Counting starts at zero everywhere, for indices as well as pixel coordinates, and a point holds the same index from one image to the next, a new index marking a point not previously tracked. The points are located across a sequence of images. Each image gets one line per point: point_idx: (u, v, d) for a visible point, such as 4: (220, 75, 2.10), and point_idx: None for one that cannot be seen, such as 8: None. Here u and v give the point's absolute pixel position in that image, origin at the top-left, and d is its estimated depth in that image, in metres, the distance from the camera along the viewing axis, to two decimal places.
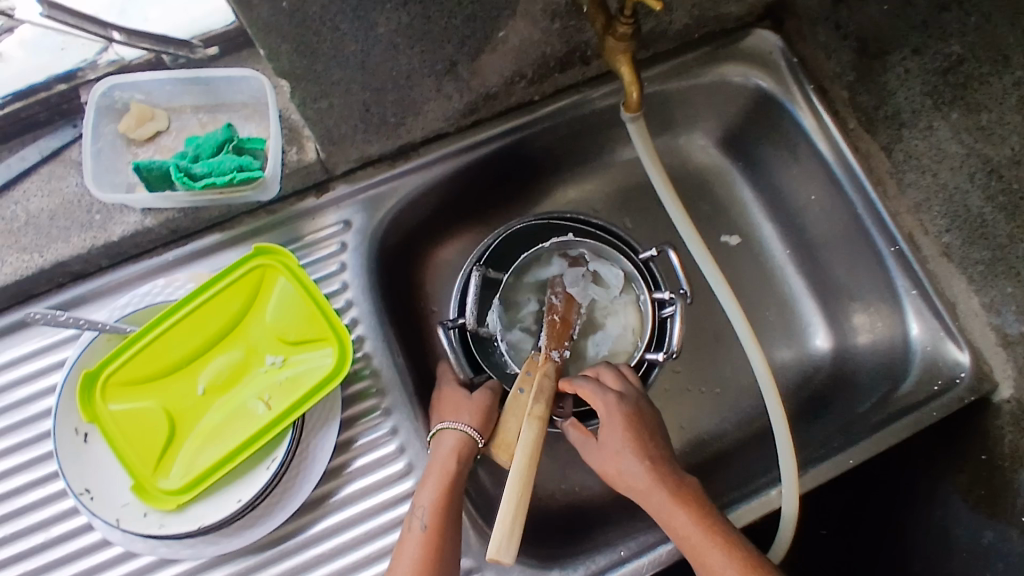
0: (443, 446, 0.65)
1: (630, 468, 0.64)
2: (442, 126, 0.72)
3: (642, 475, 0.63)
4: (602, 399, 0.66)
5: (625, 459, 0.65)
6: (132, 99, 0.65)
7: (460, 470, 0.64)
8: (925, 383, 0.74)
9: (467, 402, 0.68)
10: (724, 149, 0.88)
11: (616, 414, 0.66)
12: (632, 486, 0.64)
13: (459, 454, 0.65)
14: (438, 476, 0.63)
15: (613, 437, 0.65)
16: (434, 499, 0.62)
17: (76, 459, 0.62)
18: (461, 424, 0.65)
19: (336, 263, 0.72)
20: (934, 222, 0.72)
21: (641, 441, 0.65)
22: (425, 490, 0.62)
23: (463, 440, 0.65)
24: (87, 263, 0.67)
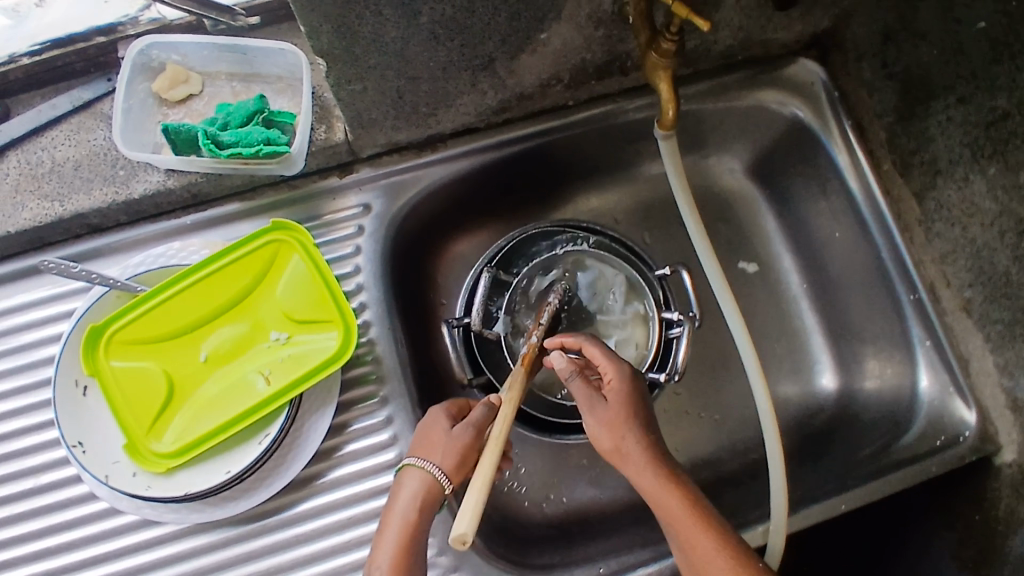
0: (407, 496, 0.57)
1: (629, 443, 0.60)
2: (472, 120, 0.72)
3: (642, 452, 0.59)
4: (618, 364, 0.64)
5: (625, 434, 0.60)
6: (169, 60, 0.66)
7: (422, 523, 0.56)
8: (928, 437, 0.72)
9: (444, 438, 0.59)
10: (752, 176, 0.87)
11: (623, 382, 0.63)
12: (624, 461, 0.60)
13: (422, 501, 0.57)
14: (399, 532, 0.55)
15: (606, 411, 0.61)
16: (397, 561, 0.54)
17: (72, 410, 0.62)
18: (429, 464, 0.58)
19: (351, 246, 0.72)
20: (958, 275, 0.71)
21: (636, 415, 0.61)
22: (386, 551, 0.55)
23: (427, 484, 0.57)
24: (106, 218, 0.67)
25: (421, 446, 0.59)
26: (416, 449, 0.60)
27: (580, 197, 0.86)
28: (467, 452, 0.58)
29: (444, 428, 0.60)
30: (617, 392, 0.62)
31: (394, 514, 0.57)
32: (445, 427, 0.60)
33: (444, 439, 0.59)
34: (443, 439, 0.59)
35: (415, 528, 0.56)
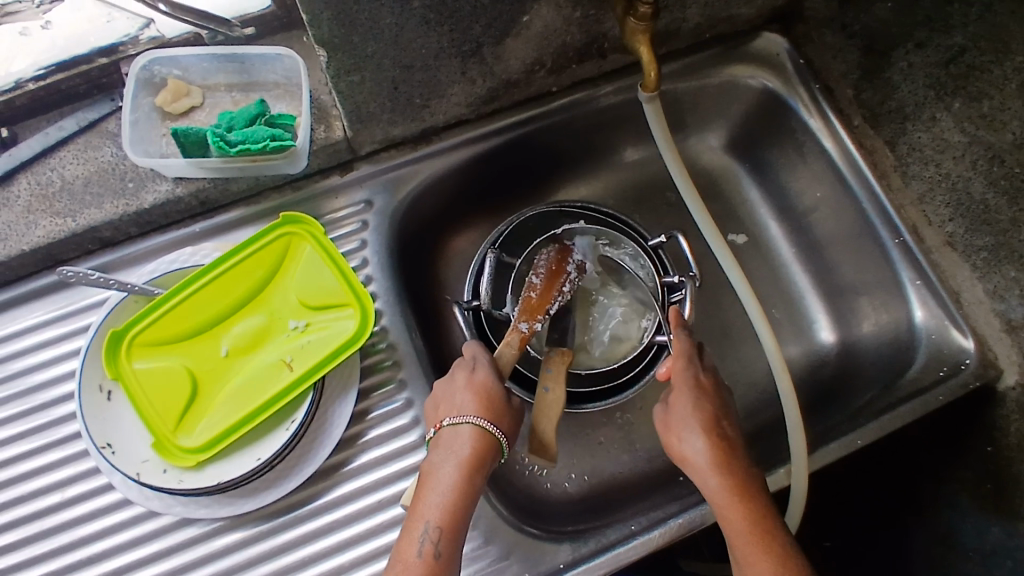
0: (465, 453, 0.59)
1: (709, 481, 0.61)
2: (464, 112, 0.75)
3: (721, 492, 0.60)
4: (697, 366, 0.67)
5: (705, 464, 0.61)
6: (170, 74, 0.69)
7: (475, 485, 0.58)
8: (931, 369, 0.75)
9: (505, 407, 0.63)
10: (730, 151, 0.91)
11: (698, 386, 0.65)
12: (704, 484, 0.61)
13: (479, 463, 0.59)
14: (453, 492, 0.57)
15: (698, 438, 0.63)
16: (447, 519, 0.56)
17: (97, 414, 0.64)
18: (491, 426, 0.60)
19: (356, 241, 0.75)
20: (937, 212, 0.75)
21: (718, 431, 0.63)
22: (438, 507, 0.56)
23: (490, 445, 0.60)
24: (118, 230, 0.69)
25: (484, 408, 0.61)
26: (478, 408, 0.61)
27: (570, 185, 0.90)
28: (519, 418, 0.64)
29: (501, 396, 0.63)
30: (690, 396, 0.65)
31: (450, 467, 0.58)
32: (502, 392, 0.63)
33: (506, 407, 0.63)
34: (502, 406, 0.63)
35: (472, 490, 0.58)
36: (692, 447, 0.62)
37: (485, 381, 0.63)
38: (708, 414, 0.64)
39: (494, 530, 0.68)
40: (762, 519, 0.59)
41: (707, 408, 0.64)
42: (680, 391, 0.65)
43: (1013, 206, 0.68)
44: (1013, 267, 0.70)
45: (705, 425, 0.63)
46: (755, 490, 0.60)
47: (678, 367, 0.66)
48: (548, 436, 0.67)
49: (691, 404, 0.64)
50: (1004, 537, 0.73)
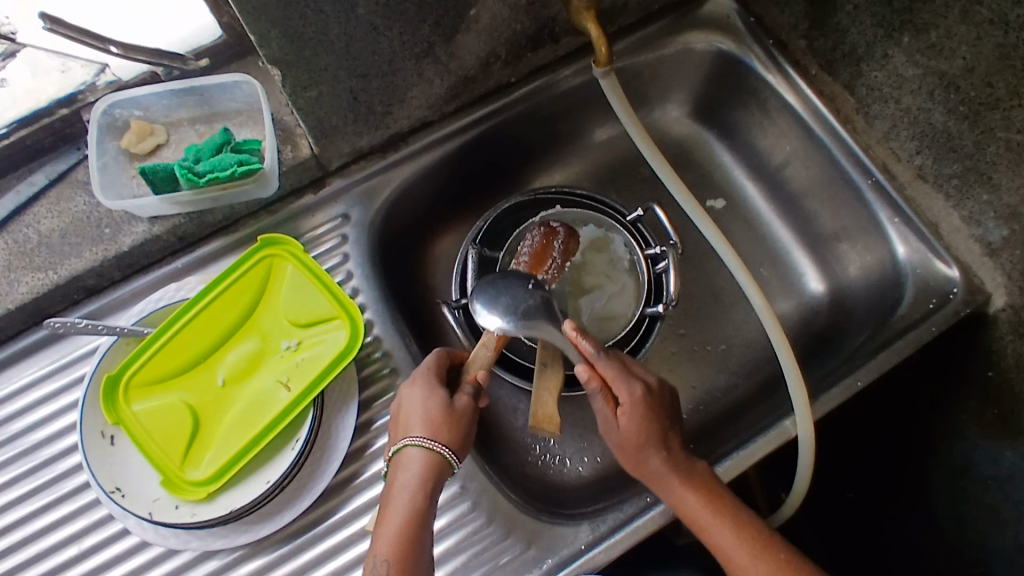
0: (410, 479, 0.59)
1: (672, 488, 0.63)
2: (427, 114, 0.75)
3: (680, 498, 0.63)
4: (626, 389, 0.65)
5: (666, 476, 0.63)
6: (132, 116, 0.69)
7: (426, 510, 0.58)
8: (921, 302, 0.75)
9: (445, 415, 0.61)
10: (696, 118, 0.92)
11: (643, 406, 0.65)
12: (663, 490, 0.64)
13: (426, 486, 0.59)
14: (401, 519, 0.57)
15: (654, 455, 0.64)
16: (397, 549, 0.56)
17: (102, 460, 0.64)
18: (431, 442, 0.60)
19: (338, 256, 0.75)
20: (904, 147, 0.76)
21: (664, 442, 0.65)
22: (386, 539, 0.56)
23: (436, 465, 0.60)
24: (100, 277, 0.70)
25: (427, 427, 0.60)
26: (421, 427, 0.60)
27: (543, 173, 0.90)
28: (470, 423, 0.63)
29: (444, 407, 0.61)
30: (642, 417, 0.65)
31: (398, 497, 0.58)
32: (445, 403, 0.62)
33: (450, 415, 0.61)
34: (448, 418, 0.61)
35: (420, 514, 0.57)
36: (651, 463, 0.64)
37: (424, 397, 0.62)
38: (655, 428, 0.65)
39: (513, 522, 0.68)
40: (719, 502, 0.62)
41: (652, 427, 0.65)
42: (632, 416, 0.64)
43: (974, 129, 0.67)
44: (985, 190, 0.70)
45: (657, 438, 0.65)
46: (705, 481, 0.64)
47: (620, 390, 0.65)
48: (549, 410, 0.68)
49: (640, 428, 0.65)
50: (1019, 459, 0.73)
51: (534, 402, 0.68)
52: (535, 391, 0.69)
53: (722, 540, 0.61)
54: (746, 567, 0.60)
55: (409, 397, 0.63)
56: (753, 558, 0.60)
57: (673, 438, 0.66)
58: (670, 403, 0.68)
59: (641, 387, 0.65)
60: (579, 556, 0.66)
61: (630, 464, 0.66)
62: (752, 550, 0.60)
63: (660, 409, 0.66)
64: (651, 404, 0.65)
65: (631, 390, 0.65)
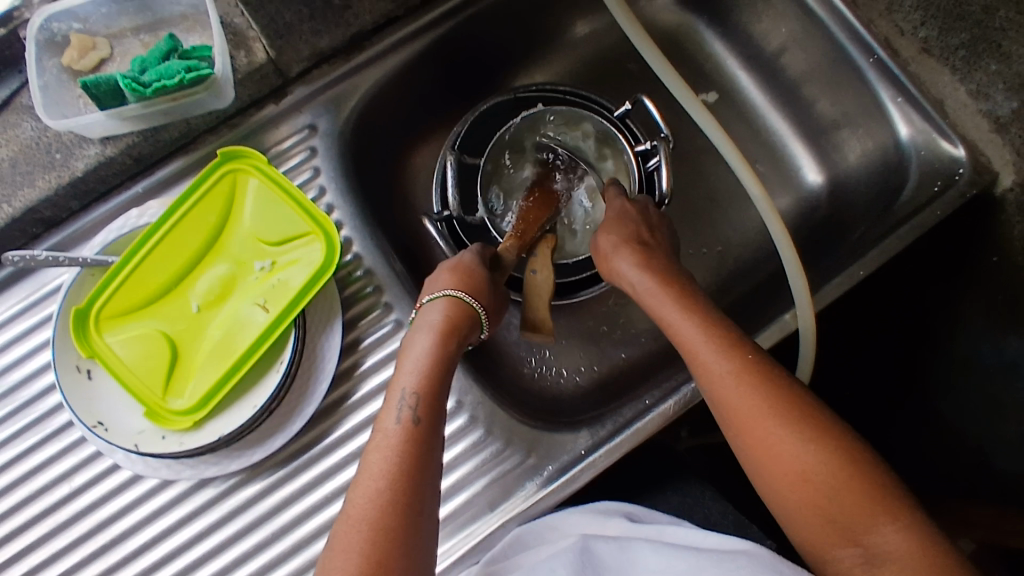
0: (433, 322, 0.59)
1: (641, 285, 0.63)
2: (391, 8, 0.69)
3: (655, 297, 0.61)
4: (620, 204, 0.69)
5: (636, 278, 0.63)
6: (71, 29, 0.64)
7: (449, 353, 0.57)
8: (925, 185, 0.71)
9: (487, 286, 0.63)
10: (685, 4, 0.86)
11: (631, 224, 0.67)
12: (645, 298, 0.62)
13: (455, 335, 0.59)
14: (422, 359, 0.56)
15: (626, 256, 0.65)
16: (423, 384, 0.55)
17: (80, 395, 0.61)
18: (468, 297, 0.61)
19: (309, 169, 0.71)
20: (908, 18, 0.69)
21: (646, 249, 0.65)
22: (412, 375, 0.55)
23: (474, 327, 0.61)
24: (58, 207, 0.65)
25: (464, 284, 0.62)
26: (457, 283, 0.62)
27: (524, 73, 0.85)
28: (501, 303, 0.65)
29: (485, 276, 0.63)
30: (621, 224, 0.67)
31: (419, 341, 0.58)
32: (484, 275, 0.63)
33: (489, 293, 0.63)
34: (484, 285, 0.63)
35: (445, 359, 0.57)
36: (620, 265, 0.65)
37: (473, 263, 0.64)
38: (638, 242, 0.65)
39: (511, 432, 0.66)
40: (693, 308, 0.59)
41: (636, 230, 0.66)
42: (614, 224, 0.67)
43: None
44: (994, 60, 0.65)
45: (633, 243, 0.65)
46: (685, 289, 0.61)
47: (615, 206, 0.69)
48: (543, 315, 0.66)
49: (622, 238, 0.66)
50: None
51: (528, 308, 0.67)
52: (528, 297, 0.67)
53: (689, 335, 0.58)
54: (707, 361, 0.55)
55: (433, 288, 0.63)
56: (716, 350, 0.55)
57: (650, 240, 0.67)
58: (666, 232, 0.69)
59: (635, 205, 0.69)
60: (580, 461, 0.64)
61: (604, 272, 0.68)
62: (718, 344, 0.55)
63: (653, 229, 0.68)
64: (639, 217, 0.68)
65: (623, 204, 0.69)
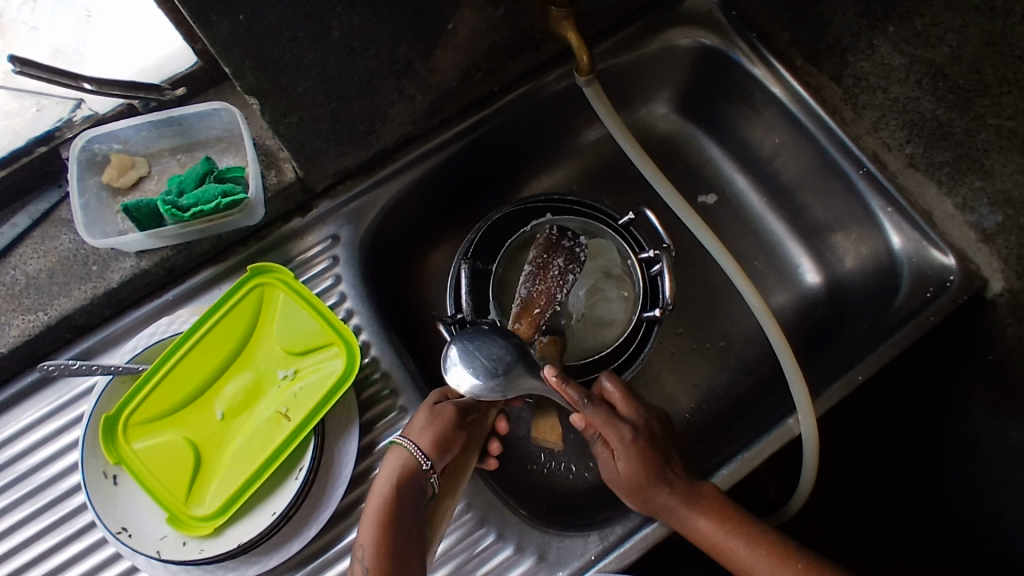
0: (384, 473, 0.61)
1: (682, 515, 0.63)
2: (410, 129, 0.74)
3: (694, 523, 0.63)
4: (617, 432, 0.65)
5: (675, 507, 0.63)
6: (111, 150, 0.68)
7: (397, 495, 0.59)
8: (918, 291, 0.74)
9: (427, 421, 0.63)
10: (683, 115, 0.91)
11: (638, 447, 0.65)
12: (676, 522, 0.64)
13: (396, 476, 0.60)
14: (373, 508, 0.58)
15: (658, 491, 0.64)
16: (371, 533, 0.57)
17: (105, 501, 0.63)
18: (401, 438, 0.62)
19: (331, 277, 0.74)
20: (894, 136, 0.75)
21: (667, 474, 0.65)
22: (362, 526, 0.58)
23: (404, 462, 0.61)
24: (91, 315, 0.69)
25: (405, 430, 0.63)
26: (402, 431, 0.64)
27: (532, 179, 0.89)
28: (450, 426, 0.63)
29: (423, 412, 0.64)
30: (640, 459, 0.65)
31: (375, 488, 0.60)
32: (424, 412, 0.64)
33: (427, 418, 0.63)
34: (425, 419, 0.63)
35: (387, 505, 0.58)
36: (657, 502, 0.64)
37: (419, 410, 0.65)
38: (653, 463, 0.65)
39: (522, 535, 0.68)
40: (730, 520, 0.63)
41: (650, 464, 0.65)
42: (630, 458, 0.65)
43: (964, 117, 0.66)
44: (978, 177, 0.69)
45: (656, 475, 0.64)
46: (716, 499, 0.64)
47: (611, 434, 0.65)
48: (549, 421, 0.68)
49: (638, 467, 0.65)
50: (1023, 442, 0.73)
51: (536, 414, 0.70)
52: (535, 404, 0.70)
53: (739, 555, 0.62)
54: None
55: (477, 356, 0.64)
56: (773, 569, 0.61)
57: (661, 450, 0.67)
58: (663, 443, 0.68)
59: (629, 427, 0.66)
60: (590, 568, 0.66)
61: (631, 505, 0.66)
62: (770, 561, 0.61)
63: (655, 447, 0.66)
64: (644, 445, 0.66)
65: (620, 428, 0.65)
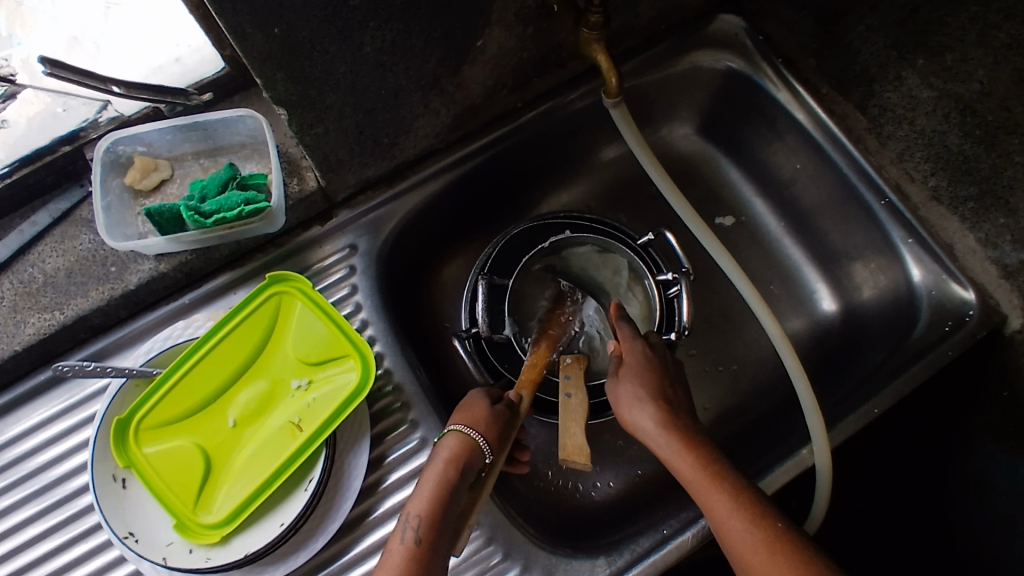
0: (443, 454, 0.60)
1: (659, 437, 0.61)
2: (433, 142, 0.74)
3: (668, 445, 0.61)
4: (631, 344, 0.68)
5: (656, 428, 0.62)
6: (135, 151, 0.68)
7: (460, 479, 0.58)
8: (936, 324, 0.74)
9: (491, 419, 0.62)
10: (704, 135, 0.91)
11: (643, 360, 0.66)
12: (655, 444, 0.62)
13: (458, 463, 0.59)
14: (433, 487, 0.57)
15: (645, 408, 0.63)
16: (429, 510, 0.56)
17: (113, 505, 0.63)
18: (467, 427, 0.61)
19: (347, 287, 0.74)
20: (918, 168, 0.74)
21: (661, 396, 0.64)
22: (418, 500, 0.57)
23: (471, 446, 0.60)
24: (107, 315, 0.69)
25: (467, 417, 0.62)
26: (463, 417, 0.62)
27: (551, 195, 0.89)
28: (507, 427, 0.63)
29: (486, 409, 0.63)
30: (641, 368, 0.66)
31: (433, 467, 0.59)
32: (487, 407, 0.63)
33: (490, 416, 0.62)
34: (488, 416, 0.63)
35: (447, 486, 0.57)
36: (641, 419, 0.63)
37: (471, 403, 0.64)
38: (651, 380, 0.65)
39: (529, 555, 0.67)
40: (707, 461, 0.60)
41: (651, 377, 0.65)
42: (633, 367, 0.66)
43: None
44: (1001, 214, 0.69)
45: (651, 393, 0.64)
46: (697, 440, 0.61)
47: (628, 348, 0.68)
48: (578, 441, 0.65)
49: (635, 378, 0.65)
50: None
51: (562, 433, 0.66)
52: (562, 421, 0.67)
53: (710, 493, 0.58)
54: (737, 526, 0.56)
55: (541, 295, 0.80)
56: (747, 525, 0.56)
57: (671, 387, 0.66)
58: (678, 378, 0.68)
59: (646, 344, 0.68)
60: None
61: (624, 420, 0.65)
62: (740, 508, 0.57)
63: (663, 371, 0.67)
64: (653, 362, 0.67)
65: (634, 343, 0.68)
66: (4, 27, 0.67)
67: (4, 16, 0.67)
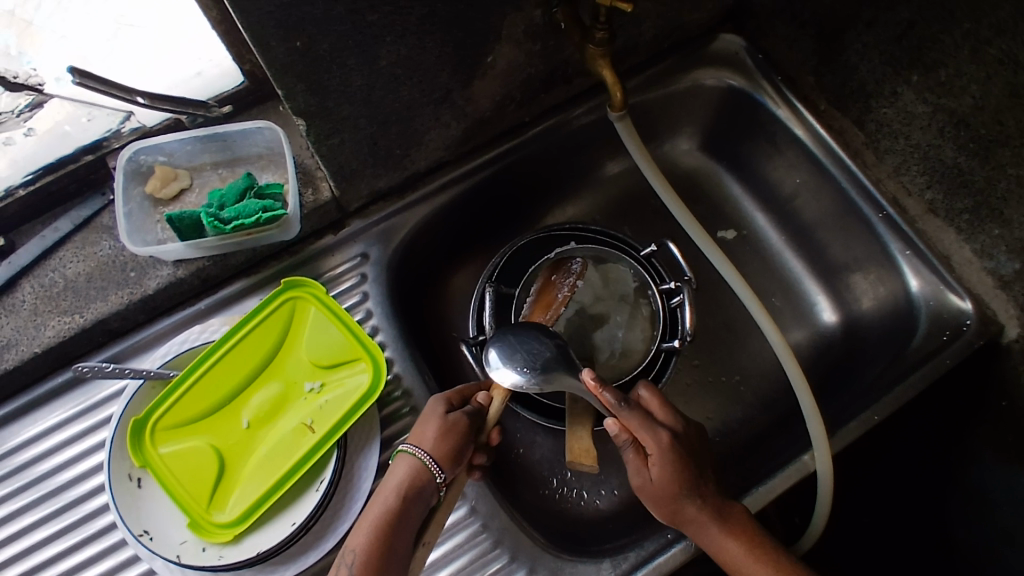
0: (391, 481, 0.61)
1: (710, 532, 0.63)
2: (443, 155, 0.77)
3: (720, 541, 0.63)
4: (652, 437, 0.65)
5: (704, 525, 0.64)
6: (155, 161, 0.70)
7: (400, 507, 0.59)
8: (935, 334, 0.75)
9: (444, 434, 0.63)
10: (706, 151, 0.93)
11: (672, 453, 0.65)
12: (704, 541, 0.64)
13: (403, 489, 0.60)
14: (372, 518, 0.59)
15: (688, 505, 0.64)
16: (365, 541, 0.57)
17: (129, 503, 0.64)
18: (414, 448, 0.62)
19: (358, 294, 0.76)
20: (915, 181, 0.77)
21: (698, 489, 0.65)
22: (357, 532, 0.58)
23: (415, 471, 0.61)
24: (125, 319, 0.71)
25: (416, 437, 0.63)
26: (413, 437, 0.64)
27: (556, 208, 0.91)
28: (464, 437, 0.64)
29: (439, 422, 0.64)
30: (671, 467, 0.64)
31: (378, 494, 0.60)
32: (439, 422, 0.64)
33: (441, 429, 0.63)
34: (440, 430, 0.63)
35: (391, 511, 0.59)
36: (687, 514, 0.64)
37: (427, 415, 0.65)
38: (687, 476, 0.65)
39: (535, 559, 0.68)
40: (755, 543, 0.64)
41: (682, 474, 0.64)
42: (663, 464, 0.64)
43: (984, 166, 0.68)
44: (996, 225, 0.71)
45: (688, 488, 0.64)
46: (740, 521, 0.64)
47: (646, 437, 0.65)
48: (585, 443, 0.67)
49: (671, 477, 0.64)
50: None
51: (569, 437, 0.68)
52: (570, 428, 0.69)
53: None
54: None
55: (518, 351, 0.66)
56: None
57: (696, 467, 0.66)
58: (695, 443, 0.69)
59: (666, 432, 0.65)
60: None
61: (659, 514, 0.66)
62: None
63: (687, 453, 0.66)
64: (678, 452, 0.65)
65: (654, 433, 0.65)
66: (13, 45, 0.66)
67: (11, 31, 0.65)
